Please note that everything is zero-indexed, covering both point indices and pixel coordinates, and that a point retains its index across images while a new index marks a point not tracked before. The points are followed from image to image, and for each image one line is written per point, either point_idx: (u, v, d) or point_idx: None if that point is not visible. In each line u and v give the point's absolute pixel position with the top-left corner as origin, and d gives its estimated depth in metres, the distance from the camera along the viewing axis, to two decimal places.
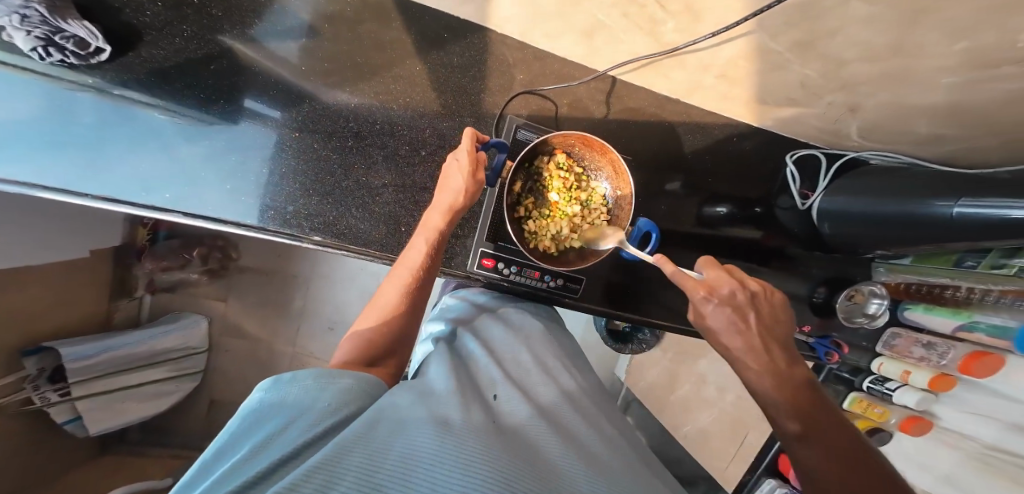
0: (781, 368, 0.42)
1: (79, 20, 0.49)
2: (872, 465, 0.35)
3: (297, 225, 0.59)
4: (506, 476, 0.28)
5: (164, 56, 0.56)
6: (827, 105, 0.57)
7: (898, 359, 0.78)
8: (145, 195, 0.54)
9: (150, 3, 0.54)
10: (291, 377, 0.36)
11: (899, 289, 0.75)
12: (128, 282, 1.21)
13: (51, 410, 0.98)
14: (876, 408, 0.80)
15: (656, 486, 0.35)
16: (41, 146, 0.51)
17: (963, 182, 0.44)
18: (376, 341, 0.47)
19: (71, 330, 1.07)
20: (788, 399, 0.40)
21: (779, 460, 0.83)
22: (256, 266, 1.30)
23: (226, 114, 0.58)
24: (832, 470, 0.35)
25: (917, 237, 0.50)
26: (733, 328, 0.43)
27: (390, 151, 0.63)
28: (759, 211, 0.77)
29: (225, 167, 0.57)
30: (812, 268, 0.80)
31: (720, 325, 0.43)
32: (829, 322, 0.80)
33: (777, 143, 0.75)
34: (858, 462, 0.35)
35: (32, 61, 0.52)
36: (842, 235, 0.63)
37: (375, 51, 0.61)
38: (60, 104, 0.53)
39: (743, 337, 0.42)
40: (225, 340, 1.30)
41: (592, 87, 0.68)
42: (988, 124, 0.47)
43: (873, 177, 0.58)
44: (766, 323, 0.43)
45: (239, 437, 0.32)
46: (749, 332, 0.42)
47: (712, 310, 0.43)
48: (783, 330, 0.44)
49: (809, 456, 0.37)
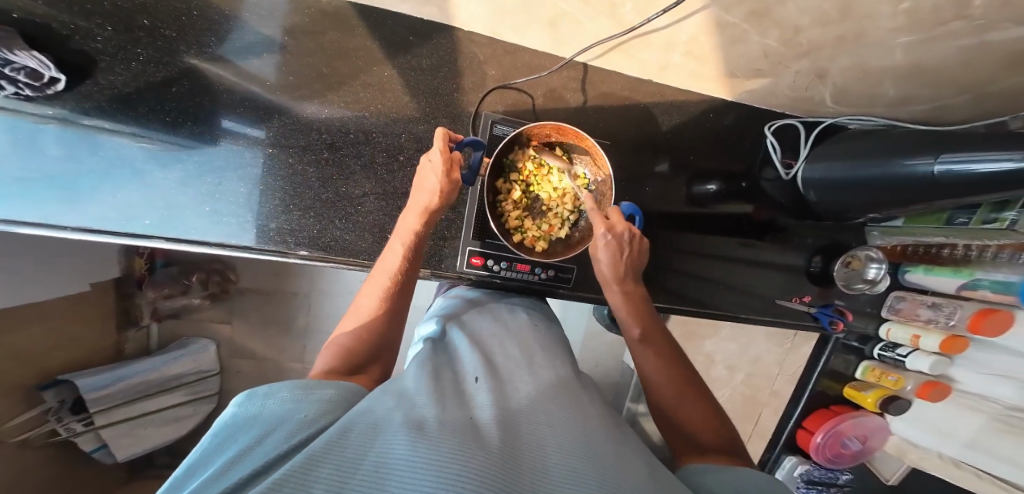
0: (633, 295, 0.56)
1: (27, 50, 0.49)
2: (679, 361, 0.53)
3: (282, 241, 0.60)
4: (479, 474, 0.28)
5: (123, 82, 0.56)
6: (795, 74, 0.55)
7: (905, 323, 0.75)
8: (125, 224, 0.55)
9: (99, 28, 0.53)
10: (267, 391, 0.37)
11: (896, 252, 0.74)
12: (132, 311, 1.22)
13: (77, 440, 1.03)
14: (890, 375, 0.78)
15: (638, 471, 0.35)
16: (9, 183, 0.52)
17: (936, 140, 0.43)
18: (358, 347, 0.47)
19: (82, 362, 1.09)
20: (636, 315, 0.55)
21: (799, 437, 0.90)
22: (255, 286, 1.29)
23: (196, 135, 0.58)
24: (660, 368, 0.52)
25: (904, 200, 0.48)
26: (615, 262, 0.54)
27: (367, 159, 0.63)
28: (746, 186, 0.76)
29: (202, 190, 0.58)
30: (806, 238, 0.78)
31: (606, 256, 0.54)
32: (828, 291, 0.79)
33: (760, 114, 0.73)
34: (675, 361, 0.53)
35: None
36: (831, 204, 0.62)
37: (341, 60, 0.60)
38: (25, 137, 0.53)
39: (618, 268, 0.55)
40: (234, 361, 1.31)
41: (564, 75, 0.67)
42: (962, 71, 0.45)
43: (852, 140, 0.57)
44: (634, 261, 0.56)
45: (211, 455, 0.31)
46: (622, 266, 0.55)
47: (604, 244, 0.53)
48: (642, 264, 0.58)
49: (646, 358, 0.53)
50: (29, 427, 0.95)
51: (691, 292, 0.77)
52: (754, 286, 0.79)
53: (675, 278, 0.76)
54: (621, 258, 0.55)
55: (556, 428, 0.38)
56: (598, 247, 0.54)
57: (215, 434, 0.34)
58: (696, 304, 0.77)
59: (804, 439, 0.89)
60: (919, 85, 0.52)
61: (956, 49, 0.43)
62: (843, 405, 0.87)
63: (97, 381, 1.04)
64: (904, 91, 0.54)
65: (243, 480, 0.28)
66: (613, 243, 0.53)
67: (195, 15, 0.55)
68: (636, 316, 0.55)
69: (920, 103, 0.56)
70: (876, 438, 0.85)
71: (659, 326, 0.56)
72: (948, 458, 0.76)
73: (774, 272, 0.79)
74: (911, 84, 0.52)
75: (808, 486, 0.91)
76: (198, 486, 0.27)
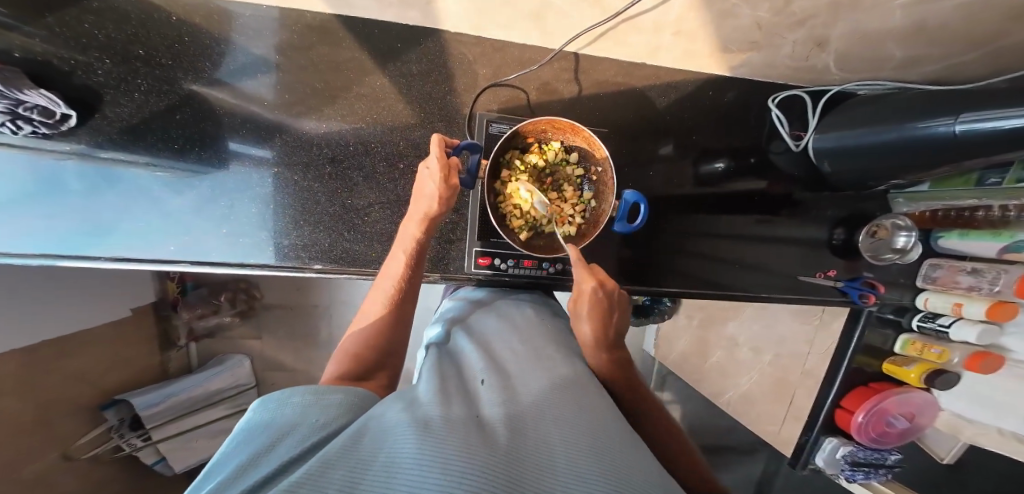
0: (613, 351, 0.58)
1: (33, 87, 0.51)
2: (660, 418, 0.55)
3: (297, 256, 0.63)
4: (488, 473, 0.29)
5: (130, 113, 0.59)
6: (793, 43, 0.52)
7: (944, 292, 0.72)
8: (151, 249, 0.59)
9: (98, 62, 0.57)
10: (281, 397, 0.38)
11: (925, 218, 0.69)
12: (171, 332, 1.28)
13: (140, 453, 1.12)
14: (933, 348, 0.71)
15: (652, 468, 0.35)
16: (41, 218, 0.56)
17: (953, 97, 0.40)
18: (365, 355, 0.48)
19: (132, 383, 1.17)
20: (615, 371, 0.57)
21: (838, 416, 0.80)
22: (280, 301, 1.34)
23: (205, 161, 0.61)
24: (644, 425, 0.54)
25: (928, 164, 0.45)
26: (600, 318, 0.57)
27: (368, 170, 0.65)
28: (755, 161, 0.73)
29: (216, 212, 0.61)
30: (825, 209, 0.75)
31: (592, 311, 0.57)
32: (856, 264, 0.76)
33: (765, 86, 0.70)
34: (656, 417, 0.55)
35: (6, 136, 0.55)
36: (845, 173, 0.59)
37: (333, 73, 0.61)
38: (48, 174, 0.56)
39: (600, 322, 0.57)
40: (269, 374, 1.37)
41: (556, 67, 0.66)
42: (974, 21, 0.42)
43: (863, 105, 0.54)
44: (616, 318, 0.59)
45: (229, 458, 0.33)
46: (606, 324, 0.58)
47: (592, 297, 0.57)
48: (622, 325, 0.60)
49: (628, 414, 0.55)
50: (98, 443, 1.07)
51: (706, 274, 0.75)
52: (772, 264, 0.76)
53: (688, 262, 0.75)
54: (606, 315, 0.58)
55: (565, 422, 0.38)
56: (586, 301, 0.57)
57: (235, 439, 0.35)
58: (714, 286, 0.75)
59: (844, 417, 0.78)
60: (928, 43, 0.48)
61: (958, 5, 0.40)
62: (883, 381, 0.79)
63: (150, 398, 1.13)
64: (912, 50, 0.50)
65: (258, 482, 0.29)
66: (601, 296, 0.57)
67: (187, 41, 0.57)
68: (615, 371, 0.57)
69: (930, 62, 0.52)
70: (925, 415, 0.77)
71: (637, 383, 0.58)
72: (1009, 433, 0.66)
73: (793, 248, 0.76)
74: (917, 43, 0.48)
75: (853, 469, 0.79)
76: (220, 485, 0.29)
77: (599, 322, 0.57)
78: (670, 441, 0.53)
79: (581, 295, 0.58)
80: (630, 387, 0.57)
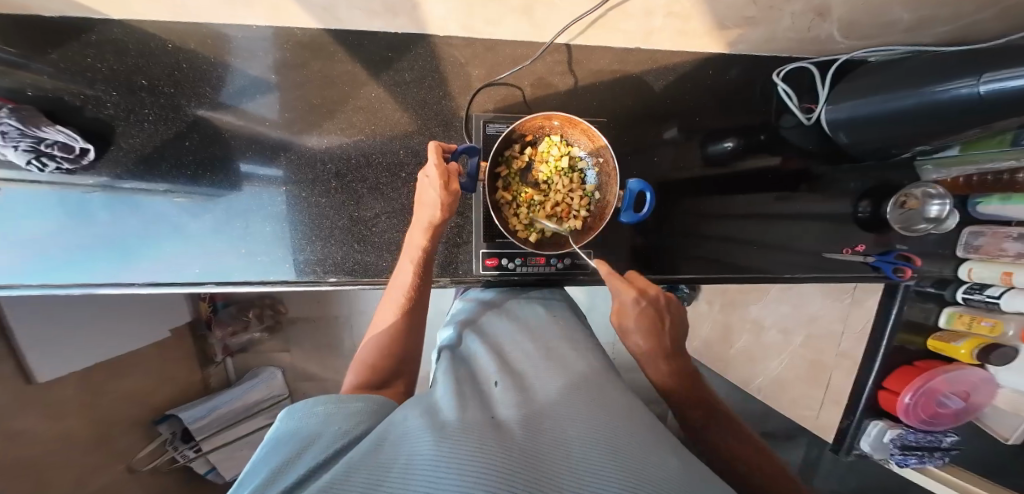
0: (674, 364, 0.57)
1: (53, 126, 0.56)
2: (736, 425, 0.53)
3: (313, 271, 0.66)
4: (506, 471, 0.28)
5: (141, 142, 0.61)
6: (791, 16, 0.49)
7: (989, 261, 0.67)
8: (179, 274, 0.63)
9: (106, 94, 0.59)
10: (305, 407, 0.40)
11: (958, 184, 0.65)
12: (208, 349, 1.34)
13: (193, 464, 1.20)
14: (985, 320, 0.65)
15: (672, 462, 0.34)
16: (75, 249, 0.60)
17: (975, 56, 0.37)
18: (381, 364, 0.49)
19: (178, 398, 1.25)
20: (680, 385, 0.55)
21: (882, 398, 0.75)
22: (304, 314, 1.38)
23: (218, 183, 0.63)
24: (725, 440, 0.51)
25: (951, 129, 0.41)
26: (649, 328, 0.56)
27: (373, 182, 0.66)
28: (765, 138, 0.70)
29: (233, 232, 0.64)
30: (847, 182, 0.71)
31: (641, 325, 0.56)
32: (887, 237, 0.72)
33: (770, 60, 0.67)
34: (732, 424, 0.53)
35: (37, 174, 0.59)
36: (865, 144, 0.55)
37: (328, 88, 0.63)
38: (77, 207, 0.60)
39: (653, 336, 0.56)
40: (300, 385, 1.42)
41: (549, 60, 0.65)
42: None
43: (876, 72, 0.50)
44: (667, 326, 0.58)
45: (258, 466, 0.34)
46: (658, 334, 0.57)
47: (639, 310, 0.57)
48: (675, 331, 0.60)
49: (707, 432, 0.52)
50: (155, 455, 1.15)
51: (724, 257, 0.73)
52: (794, 242, 0.73)
53: (703, 248, 0.72)
54: (655, 325, 0.57)
55: (582, 419, 0.38)
56: (633, 315, 0.57)
57: (265, 448, 0.37)
58: (733, 270, 0.73)
59: (890, 400, 0.73)
60: (935, 4, 0.43)
61: None
62: (930, 360, 0.74)
63: (196, 412, 1.20)
64: (919, 12, 0.45)
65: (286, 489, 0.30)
66: (646, 308, 0.57)
67: (185, 68, 0.60)
68: (681, 385, 0.56)
69: (941, 23, 0.47)
70: (982, 394, 0.70)
71: (704, 392, 0.56)
72: None
73: (814, 224, 0.72)
74: (927, 6, 0.44)
75: (903, 454, 0.74)
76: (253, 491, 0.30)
77: (652, 335, 0.56)
78: (742, 444, 0.50)
79: (626, 309, 0.57)
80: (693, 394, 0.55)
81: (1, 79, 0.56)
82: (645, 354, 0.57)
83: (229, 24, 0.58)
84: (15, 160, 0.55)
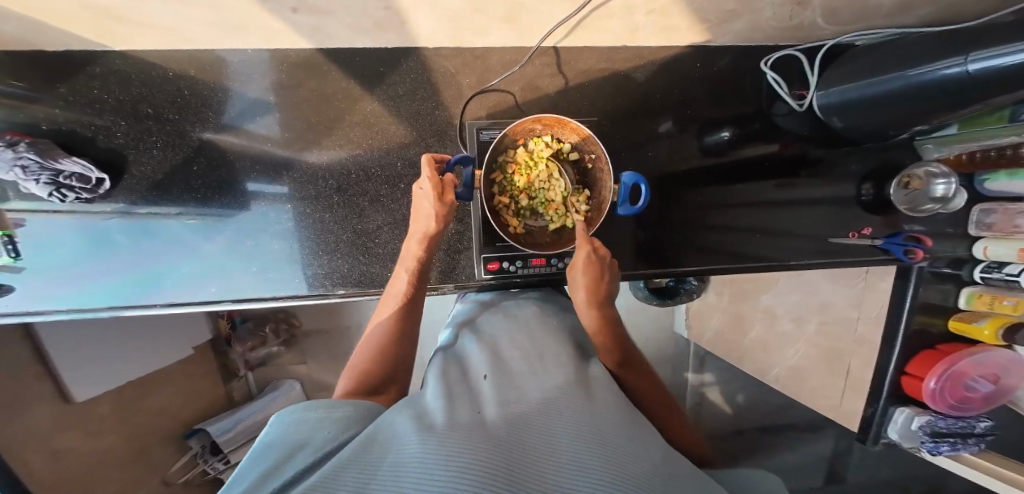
0: (606, 316, 0.60)
1: (69, 157, 0.58)
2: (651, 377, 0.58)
3: (322, 284, 0.69)
4: (490, 466, 0.29)
5: (151, 169, 0.64)
6: (773, 5, 0.49)
7: (1003, 237, 0.65)
8: (196, 293, 0.67)
9: (115, 124, 0.62)
10: (293, 411, 0.41)
11: (961, 162, 0.63)
12: (230, 364, 1.38)
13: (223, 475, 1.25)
14: (1006, 299, 0.63)
15: (653, 453, 0.35)
16: (100, 275, 0.64)
17: (959, 35, 0.36)
18: (378, 370, 0.50)
19: (205, 412, 1.29)
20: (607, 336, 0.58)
21: (907, 386, 0.71)
22: (318, 326, 1.42)
23: (227, 205, 0.66)
24: (642, 385, 0.56)
25: (943, 109, 0.40)
26: (593, 278, 0.60)
27: (373, 195, 0.68)
28: (760, 127, 0.69)
29: (244, 251, 0.67)
30: (848, 165, 0.70)
31: (586, 273, 0.60)
32: (895, 218, 0.70)
33: (759, 50, 0.66)
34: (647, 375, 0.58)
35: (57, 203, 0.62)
36: (859, 127, 0.54)
37: (324, 106, 0.65)
38: (97, 233, 0.64)
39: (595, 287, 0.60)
40: (319, 394, 1.45)
41: (537, 64, 0.66)
42: None
43: (865, 54, 0.49)
44: (607, 281, 0.62)
45: (248, 468, 0.35)
46: (598, 285, 0.60)
47: (590, 261, 0.60)
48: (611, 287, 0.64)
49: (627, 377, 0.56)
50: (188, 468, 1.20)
51: (727, 247, 0.72)
52: (798, 229, 0.72)
53: (704, 239, 0.72)
54: (598, 278, 0.61)
55: (568, 415, 0.39)
56: (582, 264, 0.60)
57: (254, 453, 0.38)
58: (736, 259, 0.73)
59: (916, 389, 0.70)
60: None
61: None
62: (950, 342, 0.71)
63: (223, 425, 1.24)
64: None
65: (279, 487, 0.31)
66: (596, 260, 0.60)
67: (187, 94, 0.62)
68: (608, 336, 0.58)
69: (924, 4, 0.46)
70: (1013, 376, 0.67)
71: (628, 346, 0.59)
72: None
73: (817, 210, 0.71)
74: None
75: (935, 441, 0.68)
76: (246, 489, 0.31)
77: (595, 285, 0.60)
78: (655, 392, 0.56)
79: (577, 259, 0.60)
80: (619, 346, 0.58)
81: (16, 114, 0.58)
82: (580, 301, 0.60)
83: (223, 49, 0.60)
84: (39, 193, 0.59)
